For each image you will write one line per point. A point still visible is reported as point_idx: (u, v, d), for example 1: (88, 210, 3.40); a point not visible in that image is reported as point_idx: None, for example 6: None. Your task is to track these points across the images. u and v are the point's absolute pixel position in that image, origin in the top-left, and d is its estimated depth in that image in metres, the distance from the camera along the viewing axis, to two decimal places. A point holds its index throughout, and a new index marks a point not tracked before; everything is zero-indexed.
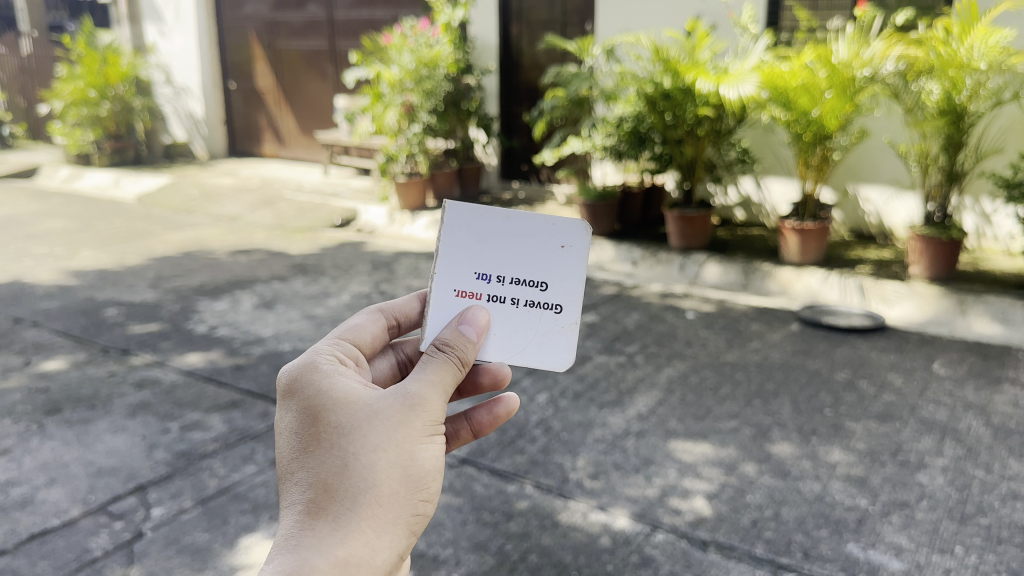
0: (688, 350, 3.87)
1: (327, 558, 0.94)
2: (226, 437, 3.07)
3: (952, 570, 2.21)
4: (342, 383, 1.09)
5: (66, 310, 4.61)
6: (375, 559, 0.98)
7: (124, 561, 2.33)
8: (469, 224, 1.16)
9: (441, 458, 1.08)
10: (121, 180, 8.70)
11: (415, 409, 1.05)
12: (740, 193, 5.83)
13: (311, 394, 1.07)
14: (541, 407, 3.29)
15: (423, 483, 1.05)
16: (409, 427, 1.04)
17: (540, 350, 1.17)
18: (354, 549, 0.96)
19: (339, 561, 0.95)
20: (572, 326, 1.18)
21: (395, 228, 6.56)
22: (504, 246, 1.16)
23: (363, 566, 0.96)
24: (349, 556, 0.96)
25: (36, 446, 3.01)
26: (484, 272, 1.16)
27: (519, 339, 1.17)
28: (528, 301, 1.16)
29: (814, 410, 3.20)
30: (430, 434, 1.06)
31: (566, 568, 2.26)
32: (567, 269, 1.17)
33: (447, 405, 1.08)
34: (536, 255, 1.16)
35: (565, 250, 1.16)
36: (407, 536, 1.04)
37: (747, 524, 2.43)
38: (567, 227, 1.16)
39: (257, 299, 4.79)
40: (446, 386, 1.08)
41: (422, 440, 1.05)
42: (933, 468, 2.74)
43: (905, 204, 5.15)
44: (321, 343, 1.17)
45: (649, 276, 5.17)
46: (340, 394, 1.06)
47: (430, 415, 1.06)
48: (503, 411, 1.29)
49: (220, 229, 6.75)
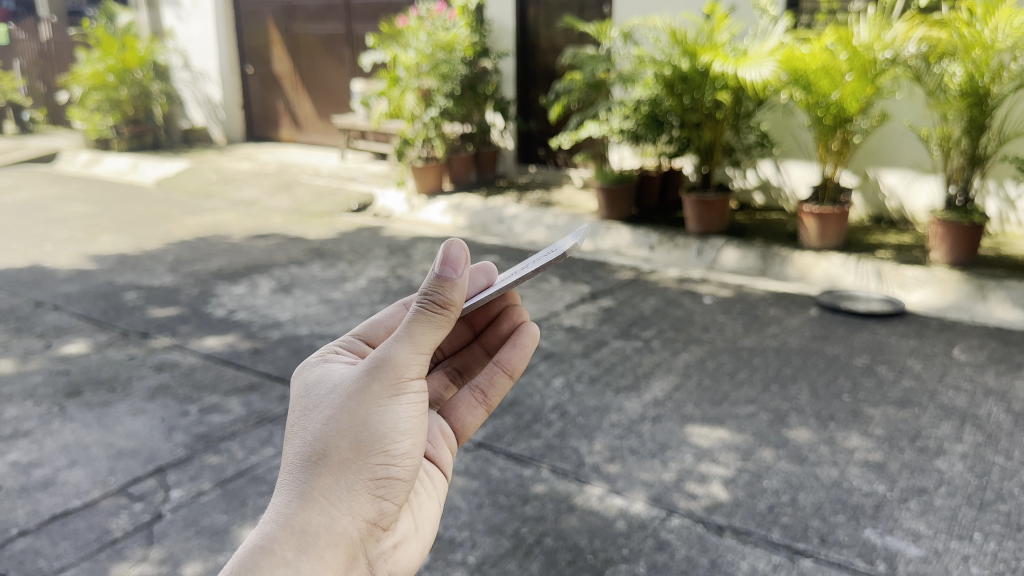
0: (705, 336, 3.85)
1: (284, 523, 1.00)
2: (245, 420, 3.09)
3: (970, 557, 2.19)
4: (321, 367, 1.17)
5: (86, 294, 4.65)
6: (332, 523, 1.03)
7: (143, 542, 2.35)
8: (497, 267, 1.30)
9: (411, 419, 1.11)
10: (139, 165, 8.75)
11: (377, 371, 1.09)
12: (759, 176, 5.79)
13: (293, 380, 1.16)
14: (557, 391, 3.29)
15: (384, 446, 1.08)
16: (366, 391, 1.08)
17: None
18: (307, 514, 1.01)
19: (293, 526, 1.00)
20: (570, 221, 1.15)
21: (412, 214, 6.56)
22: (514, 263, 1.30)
23: (317, 529, 1.01)
24: (304, 520, 1.00)
25: (57, 429, 3.04)
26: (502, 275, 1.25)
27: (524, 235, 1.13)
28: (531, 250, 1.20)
29: (832, 396, 3.18)
30: (392, 394, 1.09)
31: (581, 552, 2.26)
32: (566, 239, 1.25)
33: (410, 357, 1.09)
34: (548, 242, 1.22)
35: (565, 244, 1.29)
36: (373, 502, 1.08)
37: (763, 509, 2.43)
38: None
39: (275, 283, 4.81)
40: (410, 337, 1.08)
41: (382, 402, 1.08)
42: (953, 454, 2.72)
43: (926, 187, 5.09)
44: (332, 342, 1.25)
45: (666, 262, 5.15)
46: (314, 376, 1.14)
47: (391, 375, 1.08)
48: (528, 340, 1.40)
49: (238, 214, 6.78)
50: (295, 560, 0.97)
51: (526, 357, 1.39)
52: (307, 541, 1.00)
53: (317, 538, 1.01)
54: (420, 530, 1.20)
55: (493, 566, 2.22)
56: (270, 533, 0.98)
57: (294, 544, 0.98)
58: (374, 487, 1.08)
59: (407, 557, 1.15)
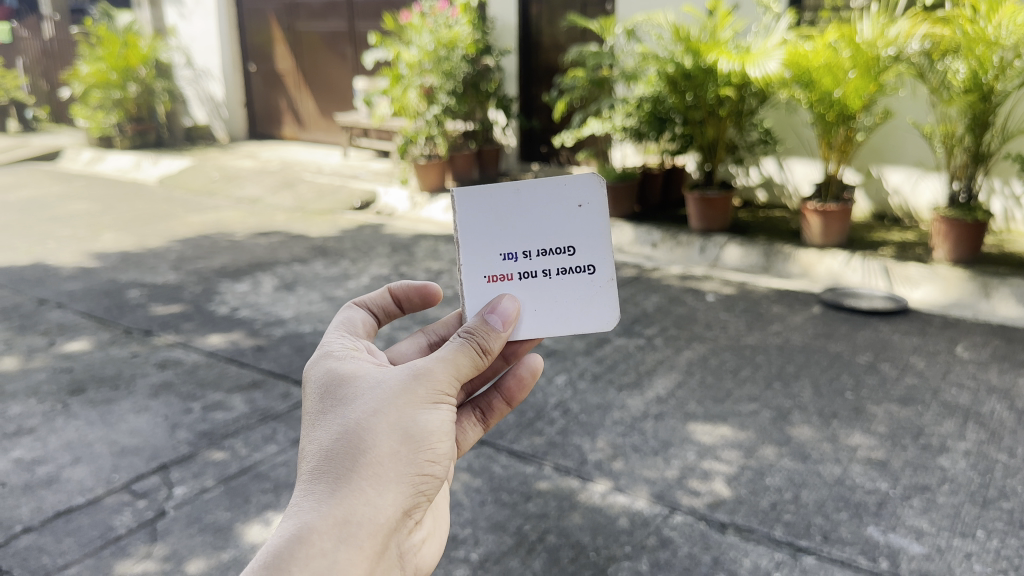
0: (708, 333, 3.84)
1: (325, 514, 1.00)
2: (248, 417, 3.09)
3: (973, 554, 2.19)
4: (351, 363, 1.18)
5: (89, 291, 4.65)
6: (373, 513, 1.03)
7: (146, 539, 2.36)
8: (481, 208, 1.23)
9: (448, 423, 1.13)
10: (143, 163, 8.77)
11: (420, 377, 1.12)
12: (761, 174, 5.79)
13: (323, 373, 1.16)
14: (560, 389, 3.29)
15: (426, 446, 1.10)
16: (411, 392, 1.10)
17: (585, 313, 1.25)
18: (351, 504, 1.01)
19: (334, 516, 1.00)
20: (608, 282, 1.25)
21: (415, 211, 6.56)
22: (521, 216, 1.23)
23: (359, 519, 1.01)
24: (347, 510, 1.01)
25: (60, 426, 3.05)
26: (508, 252, 1.23)
27: (560, 306, 1.25)
28: (560, 268, 1.24)
29: (835, 393, 3.17)
30: (434, 399, 1.12)
31: (584, 550, 2.26)
32: (591, 226, 1.24)
33: (453, 375, 1.15)
34: (558, 226, 1.24)
35: (583, 209, 1.24)
36: (411, 496, 1.09)
37: (766, 506, 2.43)
38: (579, 186, 1.24)
39: (278, 281, 4.81)
40: (453, 360, 1.14)
41: (425, 404, 1.11)
42: (956, 452, 2.71)
43: (930, 185, 5.08)
44: (335, 334, 1.28)
45: (669, 259, 5.15)
46: (348, 372, 1.15)
47: (436, 383, 1.12)
48: (530, 374, 1.38)
49: (241, 212, 6.78)
50: (333, 551, 0.98)
51: (525, 389, 1.38)
52: (349, 532, 1.00)
53: (358, 528, 1.01)
54: (438, 527, 1.23)
55: (496, 564, 2.22)
56: (311, 522, 0.98)
57: (336, 535, 0.99)
58: (414, 483, 1.09)
59: (428, 554, 1.17)
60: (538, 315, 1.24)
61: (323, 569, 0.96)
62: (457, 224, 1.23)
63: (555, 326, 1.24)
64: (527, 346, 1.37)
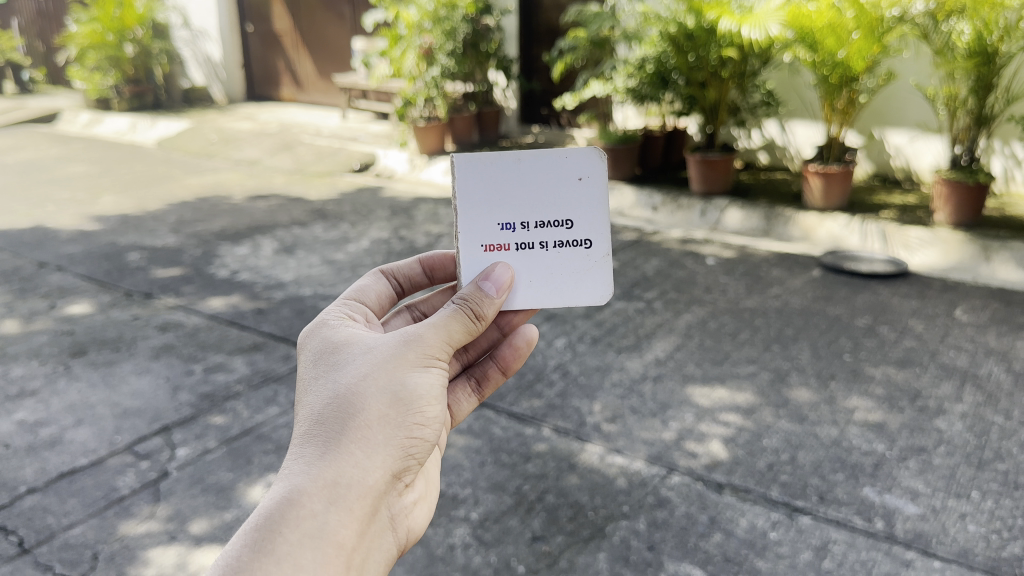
0: (707, 296, 3.85)
1: (314, 476, 1.00)
2: (250, 378, 3.11)
3: (968, 515, 2.21)
4: (344, 331, 1.19)
5: (89, 254, 4.65)
6: (363, 476, 1.04)
7: (150, 499, 2.39)
8: (481, 174, 1.22)
9: (437, 387, 1.14)
10: (139, 125, 8.72)
11: (409, 342, 1.12)
12: (764, 136, 5.75)
13: (316, 341, 1.17)
14: (559, 351, 3.31)
15: (415, 410, 1.11)
16: (399, 357, 1.11)
17: (579, 288, 1.27)
18: (341, 466, 1.02)
19: (324, 478, 1.00)
20: (605, 258, 1.27)
21: (415, 173, 6.53)
22: (521, 187, 1.23)
23: (349, 481, 1.02)
24: (336, 472, 1.02)
25: (63, 388, 3.07)
26: (507, 223, 1.23)
27: (555, 279, 1.27)
28: (557, 241, 1.26)
29: (834, 355, 3.19)
30: (422, 364, 1.12)
31: (582, 509, 2.29)
32: (589, 200, 1.25)
33: (442, 342, 1.14)
34: (557, 195, 1.24)
35: (583, 182, 1.24)
36: (401, 459, 1.10)
37: (763, 467, 2.45)
38: (581, 159, 1.24)
39: (278, 244, 4.80)
40: (446, 326, 1.15)
41: (413, 369, 1.11)
42: (952, 414, 2.73)
43: (931, 147, 5.05)
44: (332, 304, 1.28)
45: (670, 223, 5.13)
46: (340, 339, 1.16)
47: (425, 348, 1.12)
48: (523, 342, 1.38)
49: (240, 174, 6.76)
50: (323, 513, 0.98)
51: (520, 358, 1.38)
52: (338, 494, 1.01)
53: (348, 490, 1.02)
54: (429, 491, 1.24)
55: (495, 523, 2.25)
56: (300, 484, 0.99)
57: (325, 496, 0.99)
58: (404, 446, 1.10)
59: (419, 516, 1.18)
60: (534, 287, 1.26)
61: (314, 531, 0.97)
62: (456, 192, 1.22)
63: (550, 297, 1.26)
64: (521, 316, 1.37)
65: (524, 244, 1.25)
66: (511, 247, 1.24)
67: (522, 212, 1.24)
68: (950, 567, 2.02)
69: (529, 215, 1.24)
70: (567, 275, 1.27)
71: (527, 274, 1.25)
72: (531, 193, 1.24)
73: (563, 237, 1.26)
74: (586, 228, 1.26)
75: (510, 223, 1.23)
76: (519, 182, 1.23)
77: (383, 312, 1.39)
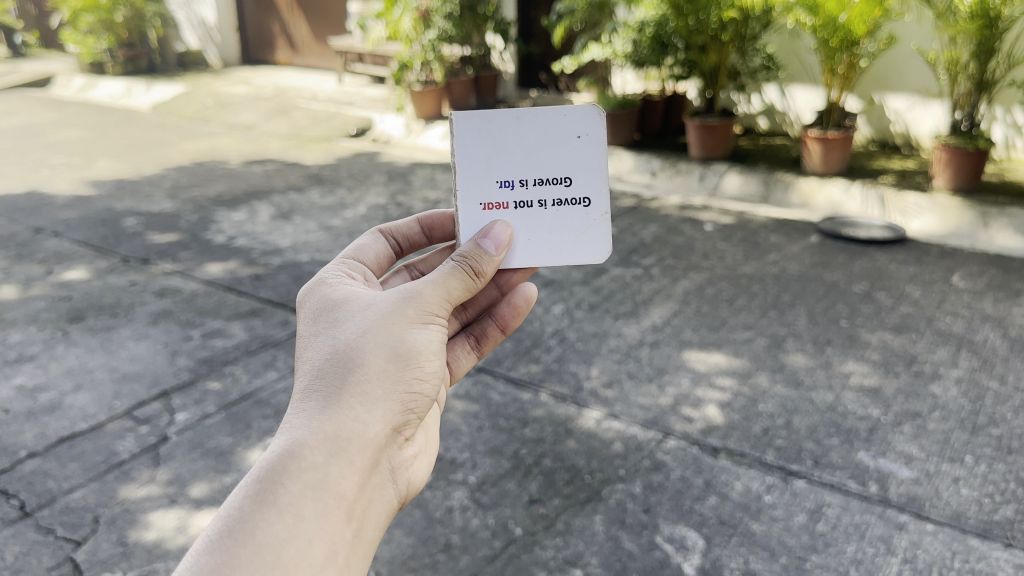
0: (705, 263, 3.84)
1: (315, 429, 1.01)
2: (248, 344, 3.12)
3: (961, 479, 2.23)
4: (343, 289, 1.19)
5: (85, 220, 4.64)
6: (364, 429, 1.04)
7: (150, 463, 2.40)
8: (481, 131, 1.23)
9: (436, 343, 1.14)
10: (134, 89, 8.64)
11: (408, 299, 1.12)
12: (763, 101, 5.72)
13: (315, 300, 1.17)
14: (557, 318, 3.31)
15: (415, 365, 1.11)
16: (398, 314, 1.11)
17: (578, 246, 1.28)
18: (341, 419, 1.02)
19: (325, 431, 1.01)
20: (603, 216, 1.28)
21: (411, 138, 6.49)
22: (519, 145, 1.24)
23: (350, 434, 1.02)
24: (337, 426, 1.02)
25: (61, 353, 3.08)
26: (506, 181, 1.24)
27: (554, 237, 1.27)
28: (556, 199, 1.26)
29: (830, 321, 3.20)
30: (421, 320, 1.12)
31: (579, 473, 2.31)
32: (587, 157, 1.25)
33: (440, 300, 1.14)
34: (555, 153, 1.25)
35: (582, 140, 1.25)
36: (401, 413, 1.10)
37: (758, 432, 2.46)
38: (579, 118, 1.24)
39: (274, 209, 4.79)
40: (444, 283, 1.14)
41: (412, 325, 1.11)
42: (947, 379, 2.75)
43: (931, 112, 5.02)
44: (330, 262, 1.28)
45: (668, 188, 5.12)
46: (340, 296, 1.16)
47: (424, 305, 1.12)
48: (523, 301, 1.38)
49: (235, 139, 6.71)
50: (325, 465, 0.99)
51: (520, 316, 1.39)
52: (339, 447, 1.01)
53: (349, 443, 1.02)
54: (430, 446, 1.24)
55: (493, 486, 2.27)
56: (301, 437, 0.99)
57: (326, 449, 1.00)
58: (404, 400, 1.10)
59: (419, 469, 1.18)
60: (532, 245, 1.26)
61: (316, 482, 0.97)
62: (454, 150, 1.23)
63: (549, 255, 1.27)
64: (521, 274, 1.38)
65: (523, 201, 1.25)
66: (510, 205, 1.25)
67: (521, 169, 1.24)
68: (943, 529, 2.04)
69: (528, 173, 1.24)
70: (565, 232, 1.27)
71: (525, 232, 1.26)
72: (530, 150, 1.24)
73: (561, 195, 1.26)
74: (585, 186, 1.27)
75: (509, 181, 1.24)
76: (518, 140, 1.24)
77: (382, 271, 1.39)
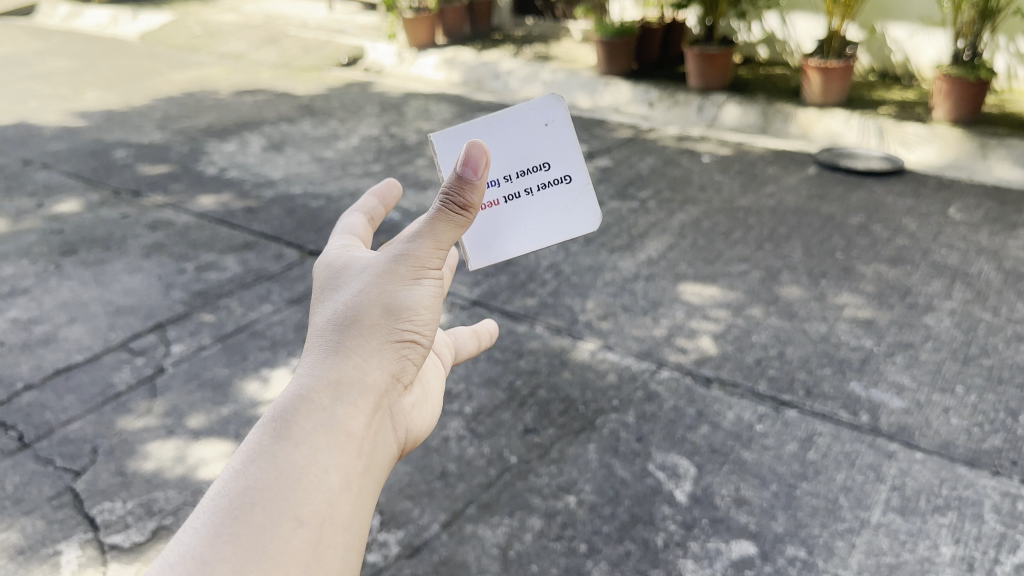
0: (701, 195, 3.81)
1: (319, 375, 1.00)
2: (242, 277, 3.11)
3: (951, 409, 2.25)
4: (344, 260, 1.20)
5: (75, 152, 4.58)
6: (365, 378, 1.04)
7: (147, 395, 2.42)
8: (459, 146, 1.29)
9: (431, 300, 1.14)
10: (120, 17, 8.44)
11: (401, 257, 1.12)
12: (764, 29, 5.62)
13: (318, 274, 1.19)
14: (552, 251, 3.30)
15: (412, 319, 1.10)
16: (392, 272, 1.11)
17: (571, 222, 1.35)
18: (343, 367, 1.02)
19: (328, 377, 1.00)
20: (585, 187, 1.35)
21: (403, 68, 6.37)
22: (497, 145, 1.30)
23: (352, 380, 1.02)
24: (339, 372, 1.02)
25: (54, 286, 3.07)
26: (493, 180, 1.30)
27: (546, 218, 1.34)
28: (540, 184, 1.33)
29: (826, 253, 3.19)
30: (415, 277, 1.12)
31: (573, 403, 2.32)
32: (560, 140, 1.32)
33: (432, 252, 1.14)
34: (531, 144, 1.31)
35: (550, 126, 1.31)
36: (400, 365, 1.09)
37: (751, 363, 2.48)
38: (543, 106, 1.31)
39: (265, 141, 4.72)
40: (434, 235, 1.13)
41: (406, 282, 1.11)
42: (941, 311, 2.75)
43: (933, 42, 4.93)
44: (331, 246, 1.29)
45: (666, 119, 5.05)
46: (340, 266, 1.17)
47: (417, 262, 1.12)
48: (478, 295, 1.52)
49: (225, 68, 6.58)
50: (332, 406, 0.98)
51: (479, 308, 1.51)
52: (343, 391, 1.00)
53: (352, 388, 1.01)
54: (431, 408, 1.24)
55: (489, 416, 2.29)
56: (306, 383, 0.99)
57: (331, 392, 0.99)
58: (402, 353, 1.09)
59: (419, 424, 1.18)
60: (529, 232, 1.33)
61: (324, 422, 0.96)
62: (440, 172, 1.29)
63: (547, 235, 1.34)
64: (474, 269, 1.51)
65: (512, 195, 1.32)
66: (501, 201, 1.31)
67: (503, 168, 1.30)
68: (932, 457, 2.07)
69: (510, 171, 1.31)
70: (557, 211, 1.34)
71: (521, 221, 1.33)
72: (508, 147, 1.30)
73: (545, 180, 1.33)
74: (564, 167, 1.33)
75: (495, 181, 1.30)
76: (495, 144, 1.30)
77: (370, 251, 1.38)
